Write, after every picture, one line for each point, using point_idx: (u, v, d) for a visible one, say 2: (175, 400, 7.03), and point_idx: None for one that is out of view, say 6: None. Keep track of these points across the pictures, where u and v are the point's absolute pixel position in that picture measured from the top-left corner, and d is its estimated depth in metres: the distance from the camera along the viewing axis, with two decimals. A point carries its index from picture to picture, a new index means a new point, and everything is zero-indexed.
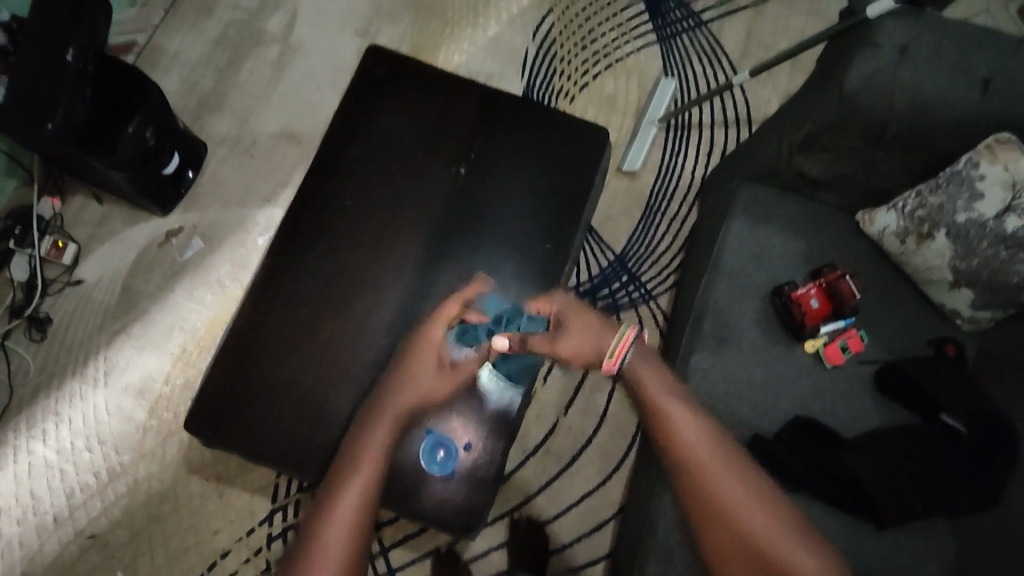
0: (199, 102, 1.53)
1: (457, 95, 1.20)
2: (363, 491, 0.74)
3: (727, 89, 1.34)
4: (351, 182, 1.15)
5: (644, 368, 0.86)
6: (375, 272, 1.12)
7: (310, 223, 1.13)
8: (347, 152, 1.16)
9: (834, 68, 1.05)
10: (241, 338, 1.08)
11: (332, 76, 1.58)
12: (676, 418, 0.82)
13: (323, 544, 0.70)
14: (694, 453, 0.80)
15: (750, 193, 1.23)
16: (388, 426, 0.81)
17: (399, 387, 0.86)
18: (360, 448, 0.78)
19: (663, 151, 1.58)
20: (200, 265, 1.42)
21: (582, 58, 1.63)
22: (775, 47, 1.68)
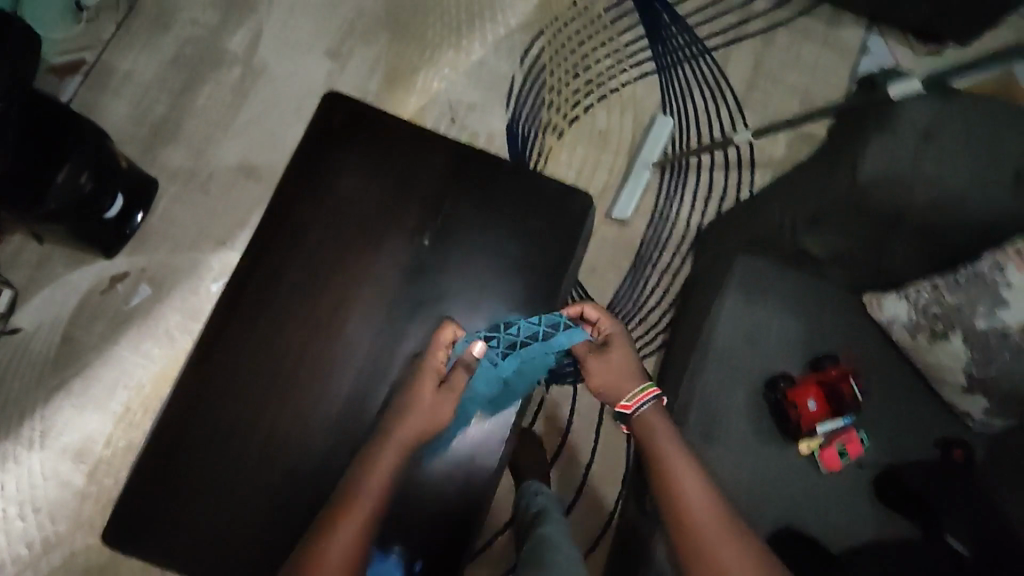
0: (152, 130, 1.40)
1: (423, 151, 1.06)
2: (363, 517, 0.75)
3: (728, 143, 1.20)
4: (298, 252, 1.03)
5: (655, 415, 0.84)
6: (325, 352, 1.00)
7: (251, 299, 1.01)
8: (296, 216, 1.03)
9: (850, 145, 0.91)
10: (174, 423, 0.98)
11: (298, 103, 1.44)
12: (682, 482, 0.77)
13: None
14: (690, 513, 0.75)
15: (746, 268, 1.10)
16: (394, 453, 0.80)
17: (404, 421, 0.82)
18: (364, 481, 0.77)
19: (657, 196, 1.45)
20: (147, 316, 1.32)
21: (573, 87, 1.49)
22: (785, 80, 1.54)
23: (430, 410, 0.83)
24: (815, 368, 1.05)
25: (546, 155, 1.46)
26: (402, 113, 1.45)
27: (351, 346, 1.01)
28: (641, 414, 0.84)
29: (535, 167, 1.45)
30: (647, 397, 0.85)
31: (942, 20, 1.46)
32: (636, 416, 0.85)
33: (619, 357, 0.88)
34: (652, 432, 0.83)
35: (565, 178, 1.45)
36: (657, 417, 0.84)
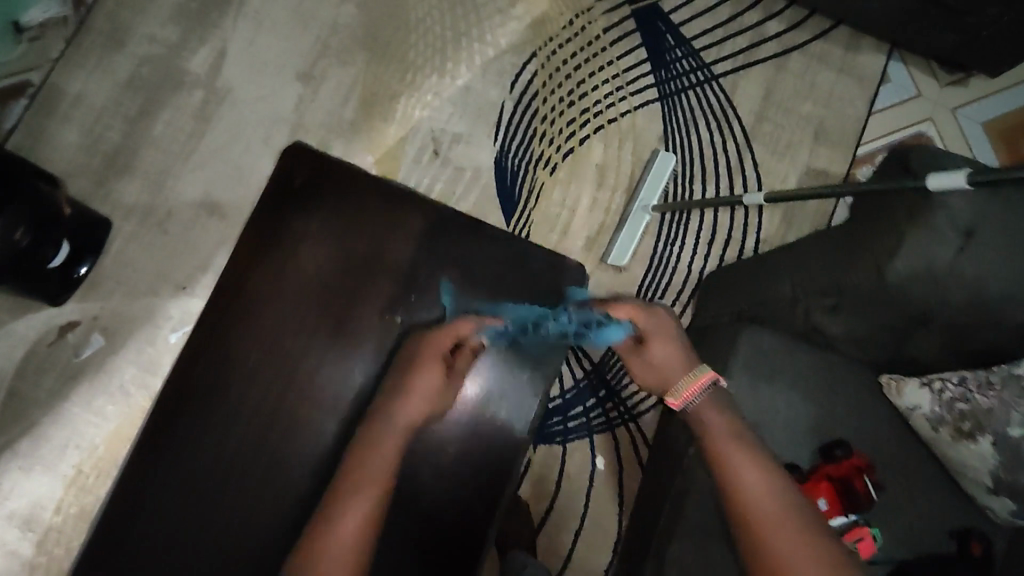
0: (104, 161, 1.27)
1: (398, 215, 0.96)
2: (365, 500, 0.72)
3: (741, 202, 1.16)
4: (255, 323, 0.92)
5: (708, 408, 0.79)
6: (290, 434, 0.91)
7: (206, 371, 0.91)
8: (253, 286, 0.93)
9: (888, 226, 0.84)
10: (121, 504, 0.88)
11: (266, 131, 1.31)
12: (733, 459, 0.74)
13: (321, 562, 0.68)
14: (756, 506, 0.71)
15: (753, 342, 1.00)
16: (396, 435, 0.76)
17: (406, 403, 0.78)
18: (366, 463, 0.74)
19: (656, 240, 1.34)
20: (100, 369, 1.21)
21: (568, 116, 1.36)
22: (796, 110, 1.43)
23: (433, 389, 0.78)
24: (826, 457, 0.95)
25: (537, 192, 1.34)
26: (380, 144, 1.33)
27: (315, 430, 0.91)
28: (694, 404, 0.81)
29: (525, 205, 1.34)
30: (696, 387, 0.81)
31: (969, 51, 1.34)
32: (688, 406, 0.82)
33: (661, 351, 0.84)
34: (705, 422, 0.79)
35: (557, 218, 1.33)
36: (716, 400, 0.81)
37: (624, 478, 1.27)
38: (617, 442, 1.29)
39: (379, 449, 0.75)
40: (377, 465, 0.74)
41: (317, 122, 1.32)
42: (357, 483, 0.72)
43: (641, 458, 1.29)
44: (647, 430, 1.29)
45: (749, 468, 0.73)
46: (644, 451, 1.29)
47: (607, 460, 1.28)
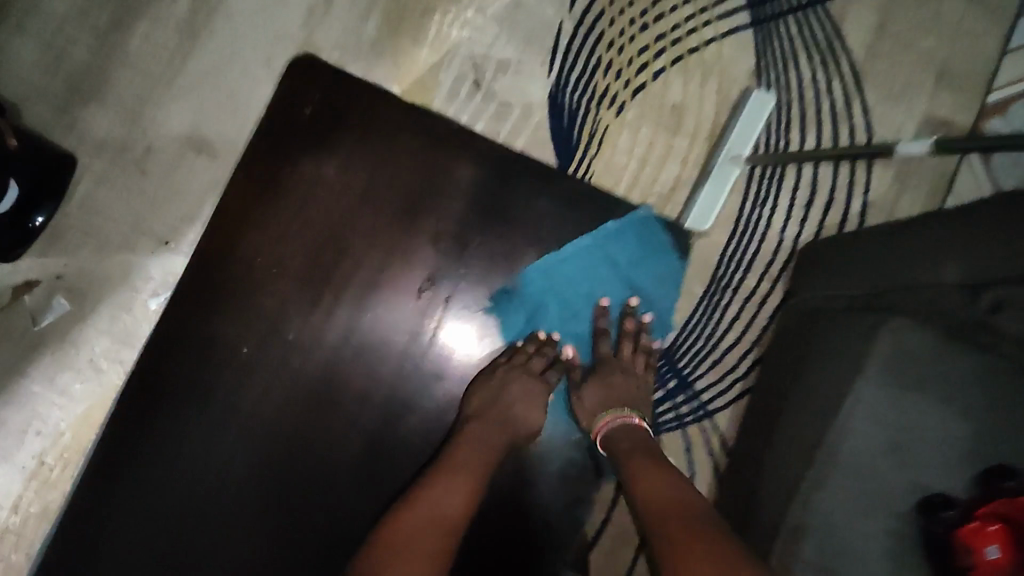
0: (67, 82, 1.01)
1: (450, 160, 1.04)
2: (465, 486, 0.81)
3: (891, 151, 0.88)
4: (277, 256, 0.99)
5: (620, 434, 0.92)
6: (297, 377, 0.98)
7: (210, 298, 0.98)
8: (289, 217, 1.00)
9: None
10: (116, 447, 0.96)
11: (267, 51, 1.05)
12: (642, 463, 0.84)
13: (402, 523, 0.74)
14: (652, 491, 0.78)
15: (898, 340, 0.77)
16: (488, 435, 0.90)
17: (494, 418, 0.92)
18: (464, 446, 0.88)
19: (742, 200, 1.11)
20: (64, 339, 0.98)
21: (639, 44, 1.11)
22: (920, 43, 1.16)
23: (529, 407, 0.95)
24: (983, 489, 0.75)
25: (599, 138, 1.10)
26: (409, 72, 1.07)
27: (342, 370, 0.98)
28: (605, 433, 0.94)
29: (585, 152, 1.09)
30: (618, 419, 0.94)
31: None
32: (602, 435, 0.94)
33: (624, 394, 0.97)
34: (616, 440, 0.91)
35: (623, 170, 1.09)
36: (637, 434, 0.91)
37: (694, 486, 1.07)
38: (688, 442, 1.08)
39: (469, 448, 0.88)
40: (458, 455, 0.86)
41: (330, 42, 1.06)
42: (449, 469, 0.83)
43: (717, 465, 1.07)
44: (725, 429, 1.08)
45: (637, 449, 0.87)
46: (722, 457, 1.08)
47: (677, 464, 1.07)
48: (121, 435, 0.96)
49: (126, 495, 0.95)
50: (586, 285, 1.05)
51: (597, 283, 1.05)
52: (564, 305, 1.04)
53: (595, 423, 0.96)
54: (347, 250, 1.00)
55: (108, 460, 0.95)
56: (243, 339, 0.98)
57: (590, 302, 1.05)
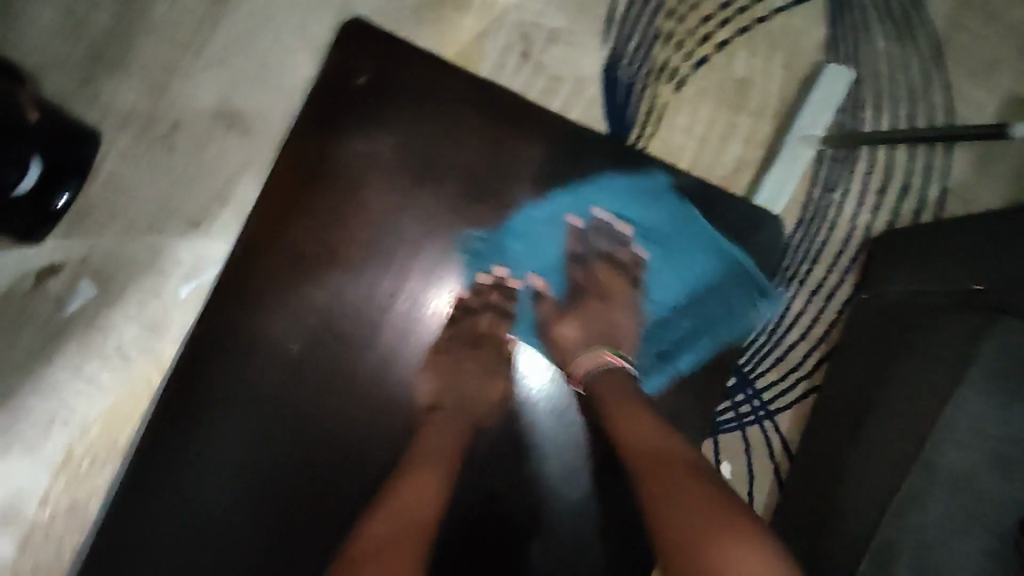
0: (89, 50, 0.94)
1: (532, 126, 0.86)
2: (433, 482, 0.68)
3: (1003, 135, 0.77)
4: (320, 238, 0.82)
5: (606, 380, 0.76)
6: (364, 385, 0.80)
7: (255, 288, 0.81)
8: (332, 197, 0.82)
9: None
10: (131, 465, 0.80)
11: (302, 17, 0.97)
12: (631, 420, 0.70)
13: (367, 534, 0.62)
14: (645, 459, 0.65)
15: (1007, 341, 0.70)
16: (446, 425, 0.76)
17: (453, 410, 0.78)
18: (425, 440, 0.74)
19: (811, 184, 1.03)
20: (91, 326, 0.92)
21: (703, 12, 1.02)
22: (1008, 12, 1.06)
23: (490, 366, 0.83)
24: None
25: (657, 114, 1.02)
26: (453, 41, 0.99)
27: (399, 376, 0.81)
28: (589, 378, 0.78)
29: (642, 130, 1.01)
30: (592, 364, 0.78)
31: None
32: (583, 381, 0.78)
33: (598, 326, 0.82)
34: (597, 390, 0.76)
35: (682, 149, 1.02)
36: (621, 382, 0.76)
37: (753, 490, 1.01)
38: (748, 443, 1.02)
39: (424, 439, 0.74)
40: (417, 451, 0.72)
41: (368, 8, 0.98)
42: (419, 462, 0.70)
43: (779, 469, 1.02)
44: (786, 429, 1.02)
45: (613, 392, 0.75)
46: (783, 459, 1.02)
47: (736, 466, 1.01)
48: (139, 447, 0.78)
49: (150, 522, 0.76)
50: (552, 218, 0.86)
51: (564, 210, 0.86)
52: (531, 241, 0.86)
53: (569, 361, 0.80)
54: (405, 239, 0.83)
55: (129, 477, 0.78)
56: (295, 335, 0.80)
57: (557, 228, 0.87)
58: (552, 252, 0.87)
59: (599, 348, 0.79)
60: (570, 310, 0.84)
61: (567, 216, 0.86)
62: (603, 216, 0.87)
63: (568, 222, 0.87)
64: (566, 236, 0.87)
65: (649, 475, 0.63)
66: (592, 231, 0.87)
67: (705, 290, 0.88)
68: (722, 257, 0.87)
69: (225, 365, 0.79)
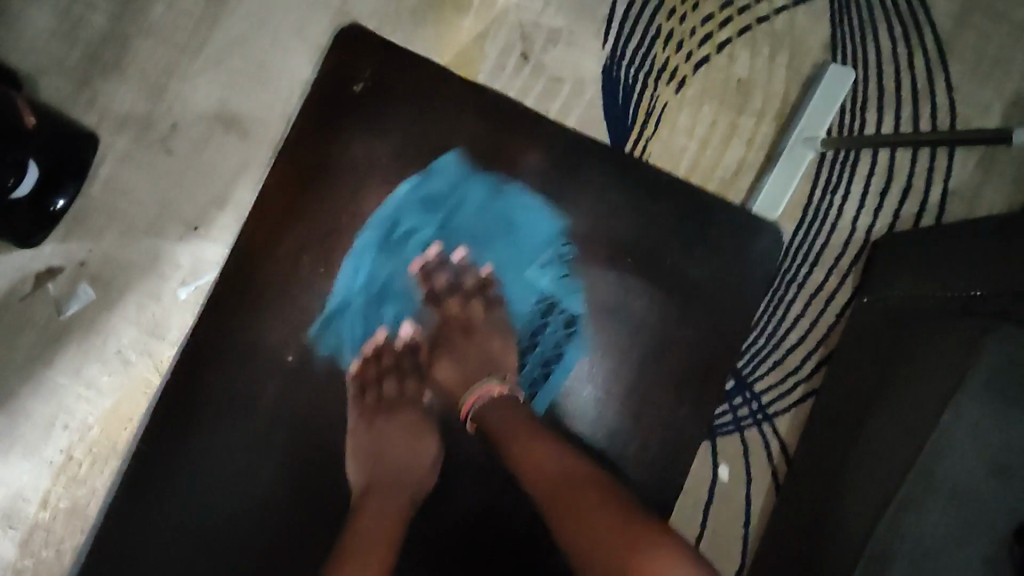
0: (86, 53, 0.94)
1: (528, 136, 0.87)
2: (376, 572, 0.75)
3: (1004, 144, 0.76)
4: (314, 244, 0.83)
5: (491, 409, 0.79)
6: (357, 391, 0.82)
7: (247, 300, 0.82)
8: (330, 203, 0.83)
9: None
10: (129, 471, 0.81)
11: (299, 19, 0.97)
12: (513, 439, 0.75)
13: None
14: (537, 472, 0.72)
15: (1004, 350, 0.70)
16: (382, 487, 0.79)
17: (381, 468, 0.80)
18: (364, 509, 0.78)
19: (812, 186, 1.03)
20: (90, 329, 0.92)
21: (704, 12, 1.01)
22: (1014, 11, 1.05)
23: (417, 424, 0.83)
24: None
25: (657, 116, 1.01)
26: (452, 43, 0.98)
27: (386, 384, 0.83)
28: (475, 411, 0.80)
29: (641, 132, 1.01)
30: (477, 401, 0.80)
31: None
32: (472, 413, 0.81)
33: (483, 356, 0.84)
34: (486, 424, 0.79)
35: (682, 151, 1.01)
36: (506, 407, 0.80)
37: (751, 493, 1.01)
38: (746, 447, 1.01)
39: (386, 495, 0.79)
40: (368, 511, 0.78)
41: (367, 9, 0.97)
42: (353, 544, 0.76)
43: (777, 473, 1.01)
44: (785, 432, 1.02)
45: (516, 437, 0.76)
46: (781, 463, 1.02)
47: (733, 469, 1.01)
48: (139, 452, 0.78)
49: (152, 525, 0.77)
50: (395, 266, 0.84)
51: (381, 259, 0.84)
52: (387, 296, 0.84)
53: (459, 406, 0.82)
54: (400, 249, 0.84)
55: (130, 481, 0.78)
56: (292, 343, 0.81)
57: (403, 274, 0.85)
58: (409, 298, 0.85)
59: (485, 382, 0.82)
60: (443, 350, 0.85)
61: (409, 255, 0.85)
62: (438, 247, 0.85)
63: (432, 253, 0.85)
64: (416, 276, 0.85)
65: (580, 526, 0.66)
66: (437, 265, 0.85)
67: (551, 274, 0.86)
68: (553, 233, 0.86)
69: (226, 376, 0.79)
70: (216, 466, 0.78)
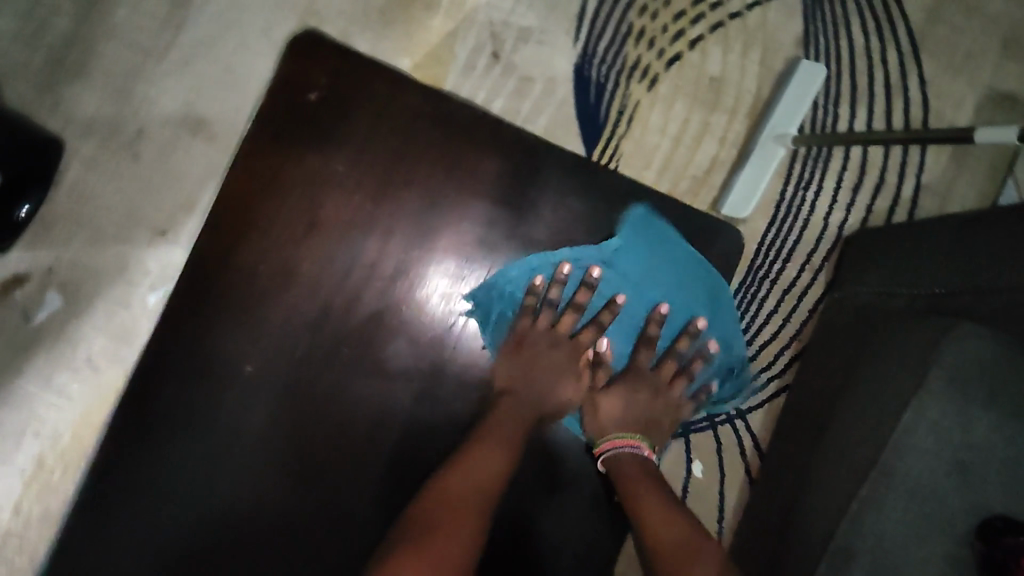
0: (50, 56, 0.92)
1: (495, 137, 0.86)
2: (494, 460, 0.73)
3: (968, 141, 0.76)
4: (272, 252, 0.80)
5: (630, 460, 0.81)
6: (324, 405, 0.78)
7: (206, 310, 0.78)
8: (287, 207, 0.81)
9: None
10: None
11: (266, 20, 0.96)
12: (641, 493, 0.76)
13: (433, 511, 0.66)
14: (656, 527, 0.71)
15: (963, 349, 0.70)
16: (506, 407, 0.80)
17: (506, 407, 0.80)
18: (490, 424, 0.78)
19: (785, 182, 1.02)
20: (60, 336, 0.92)
21: (676, 8, 1.00)
22: (985, 5, 1.05)
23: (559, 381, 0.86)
24: None
25: (629, 114, 1.00)
26: (421, 42, 0.97)
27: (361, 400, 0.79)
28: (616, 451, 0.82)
29: (613, 130, 1.00)
30: (623, 446, 0.82)
31: None
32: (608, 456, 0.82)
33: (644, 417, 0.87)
34: (620, 471, 0.80)
35: (655, 150, 1.01)
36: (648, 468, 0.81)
37: (724, 489, 1.02)
38: (720, 444, 1.02)
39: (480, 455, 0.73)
40: (454, 473, 0.71)
41: (334, 9, 0.96)
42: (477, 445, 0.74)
43: (750, 468, 1.02)
44: (757, 427, 1.03)
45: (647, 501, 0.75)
46: (754, 458, 1.02)
47: (707, 466, 1.02)
48: (95, 471, 0.75)
49: (115, 545, 0.74)
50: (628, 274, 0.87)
51: (660, 278, 0.88)
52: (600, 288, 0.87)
53: (601, 438, 0.84)
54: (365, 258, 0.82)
55: (84, 503, 0.75)
56: (251, 355, 0.78)
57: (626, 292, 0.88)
58: (625, 325, 0.88)
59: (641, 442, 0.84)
60: (619, 386, 0.87)
61: (657, 300, 0.88)
62: (669, 309, 0.89)
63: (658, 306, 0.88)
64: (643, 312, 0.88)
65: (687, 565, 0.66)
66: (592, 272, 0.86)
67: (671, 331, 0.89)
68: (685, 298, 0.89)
69: (179, 397, 0.77)
70: (178, 482, 0.75)
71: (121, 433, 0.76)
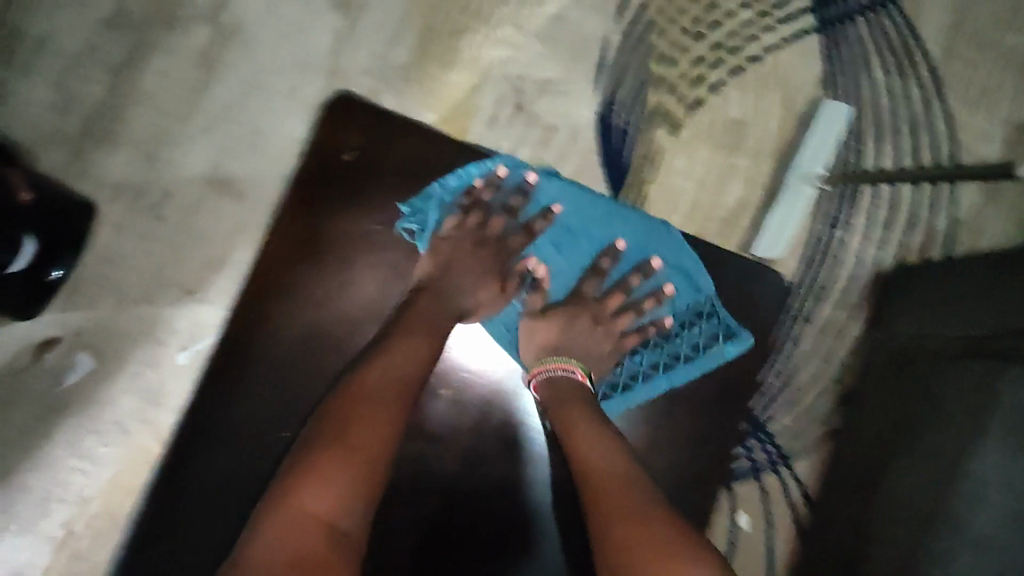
0: (82, 126, 0.94)
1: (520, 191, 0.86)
2: (422, 353, 0.75)
3: (1005, 176, 0.76)
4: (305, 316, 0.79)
5: (564, 387, 0.80)
6: None
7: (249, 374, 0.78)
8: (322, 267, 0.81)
9: None
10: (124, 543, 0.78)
11: (292, 82, 0.97)
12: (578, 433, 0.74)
13: (360, 392, 0.68)
14: (592, 467, 0.70)
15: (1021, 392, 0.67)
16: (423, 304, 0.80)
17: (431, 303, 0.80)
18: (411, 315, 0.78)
19: (815, 221, 1.01)
20: (91, 399, 0.91)
21: (694, 54, 1.01)
22: (1002, 40, 1.05)
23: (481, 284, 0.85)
24: None
25: (653, 159, 1.00)
26: (445, 97, 0.99)
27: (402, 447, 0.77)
28: (546, 378, 0.81)
29: (638, 176, 1.00)
30: (559, 369, 0.82)
31: None
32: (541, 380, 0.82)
33: (578, 344, 0.86)
34: (553, 397, 0.80)
35: (681, 193, 1.01)
36: (575, 393, 0.80)
37: (772, 539, 0.98)
38: (765, 492, 0.98)
39: (390, 357, 0.72)
40: (389, 358, 0.72)
41: (359, 69, 0.98)
42: (404, 328, 0.76)
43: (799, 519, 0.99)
44: (802, 473, 0.99)
45: (615, 491, 0.67)
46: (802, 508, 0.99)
47: (753, 516, 0.98)
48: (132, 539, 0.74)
49: None
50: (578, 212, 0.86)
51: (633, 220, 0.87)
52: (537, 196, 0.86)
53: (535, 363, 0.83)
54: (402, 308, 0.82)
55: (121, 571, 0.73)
56: (285, 421, 0.77)
57: (535, 202, 0.86)
58: (559, 247, 0.87)
59: (575, 366, 0.84)
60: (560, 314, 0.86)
61: (575, 226, 0.86)
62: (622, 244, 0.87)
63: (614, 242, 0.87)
64: (599, 252, 0.87)
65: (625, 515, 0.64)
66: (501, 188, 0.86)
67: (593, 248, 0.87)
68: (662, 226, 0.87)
69: (215, 456, 0.75)
70: (210, 537, 0.73)
71: (154, 497, 0.74)
